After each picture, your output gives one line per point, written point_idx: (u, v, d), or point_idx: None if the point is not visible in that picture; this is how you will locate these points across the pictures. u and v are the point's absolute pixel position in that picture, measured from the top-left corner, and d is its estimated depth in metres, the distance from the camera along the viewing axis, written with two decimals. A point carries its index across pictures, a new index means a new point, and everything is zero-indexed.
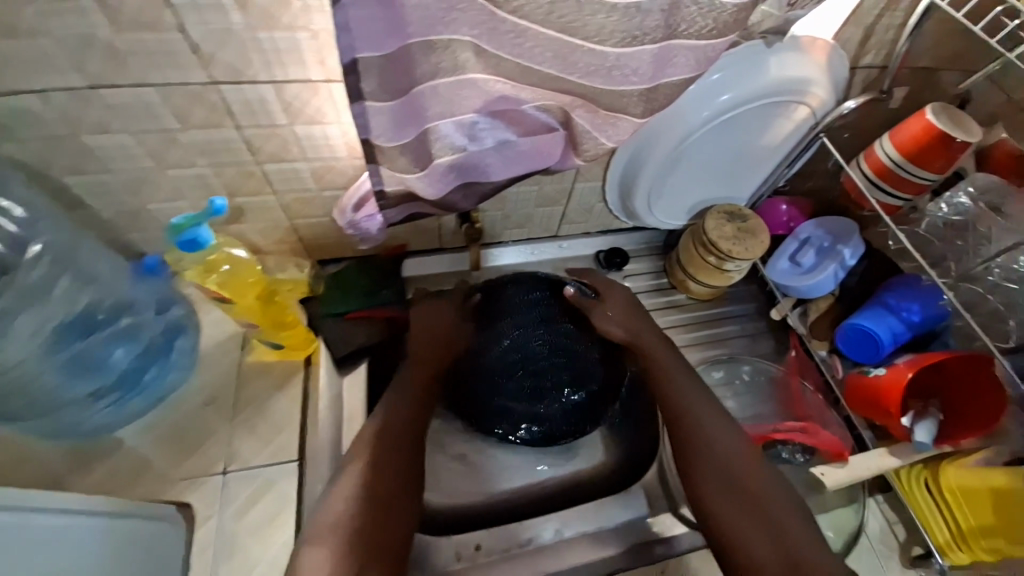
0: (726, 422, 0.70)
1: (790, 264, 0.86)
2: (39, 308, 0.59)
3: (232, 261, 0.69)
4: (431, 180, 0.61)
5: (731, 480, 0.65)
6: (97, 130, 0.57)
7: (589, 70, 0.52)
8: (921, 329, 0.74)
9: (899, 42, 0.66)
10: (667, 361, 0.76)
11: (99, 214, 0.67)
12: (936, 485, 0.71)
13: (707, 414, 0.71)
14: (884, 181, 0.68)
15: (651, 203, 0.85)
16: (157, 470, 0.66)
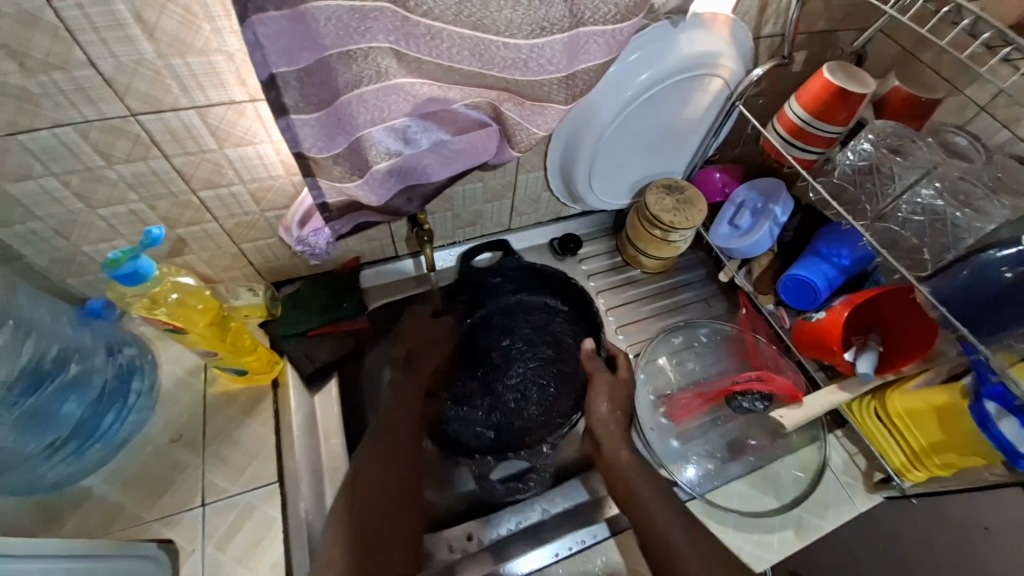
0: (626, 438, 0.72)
1: (729, 228, 0.90)
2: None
3: (180, 287, 0.64)
4: (371, 187, 0.62)
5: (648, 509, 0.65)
6: (17, 176, 0.55)
7: (506, 64, 0.54)
8: (852, 272, 0.79)
9: (792, 9, 0.71)
10: (604, 411, 0.74)
11: (32, 262, 0.65)
12: (884, 412, 0.76)
13: (648, 495, 0.66)
14: (798, 139, 0.73)
15: (593, 185, 0.89)
16: (129, 515, 0.65)
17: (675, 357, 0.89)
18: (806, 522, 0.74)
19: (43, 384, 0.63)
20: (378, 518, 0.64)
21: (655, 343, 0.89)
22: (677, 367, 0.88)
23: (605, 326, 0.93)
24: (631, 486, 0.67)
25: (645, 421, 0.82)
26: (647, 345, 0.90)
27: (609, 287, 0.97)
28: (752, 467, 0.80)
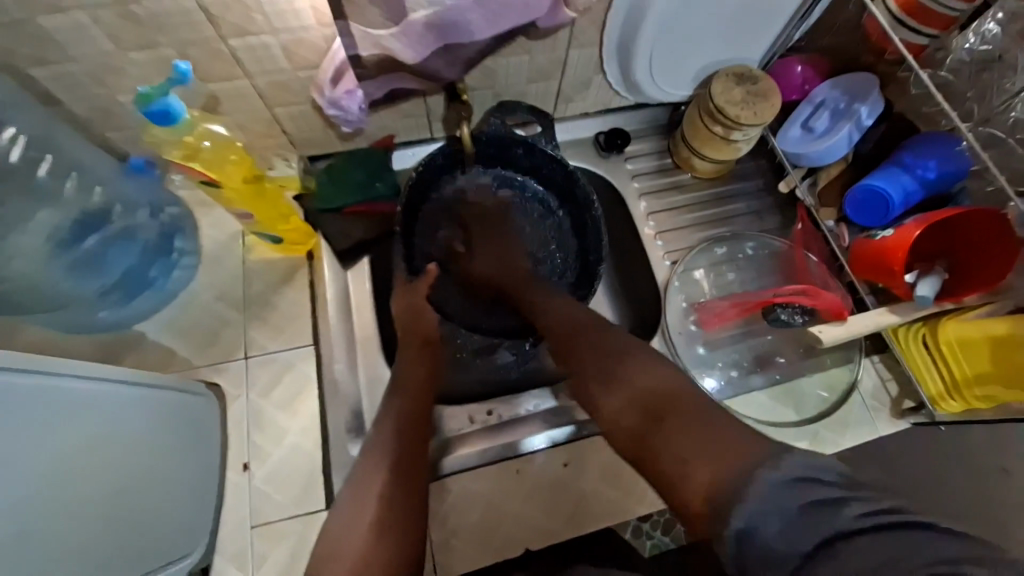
0: (580, 307, 0.66)
1: (801, 131, 0.81)
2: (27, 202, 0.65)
3: (212, 137, 0.66)
4: (407, 41, 0.56)
5: (612, 374, 0.55)
6: (44, 6, 0.52)
7: None
8: (934, 188, 0.70)
9: None
10: (558, 305, 0.67)
11: (72, 110, 0.64)
12: (933, 340, 0.71)
13: (619, 377, 0.54)
14: (911, 17, 0.61)
15: (653, 69, 0.79)
16: (183, 359, 0.71)
17: (715, 268, 0.85)
18: (822, 436, 0.74)
19: (89, 232, 0.69)
20: (420, 413, 0.61)
21: (695, 252, 0.84)
22: (714, 279, 0.85)
23: (644, 230, 0.88)
24: (586, 368, 0.57)
25: (673, 325, 0.81)
26: (687, 254, 0.85)
27: (653, 190, 0.91)
28: (775, 381, 0.79)
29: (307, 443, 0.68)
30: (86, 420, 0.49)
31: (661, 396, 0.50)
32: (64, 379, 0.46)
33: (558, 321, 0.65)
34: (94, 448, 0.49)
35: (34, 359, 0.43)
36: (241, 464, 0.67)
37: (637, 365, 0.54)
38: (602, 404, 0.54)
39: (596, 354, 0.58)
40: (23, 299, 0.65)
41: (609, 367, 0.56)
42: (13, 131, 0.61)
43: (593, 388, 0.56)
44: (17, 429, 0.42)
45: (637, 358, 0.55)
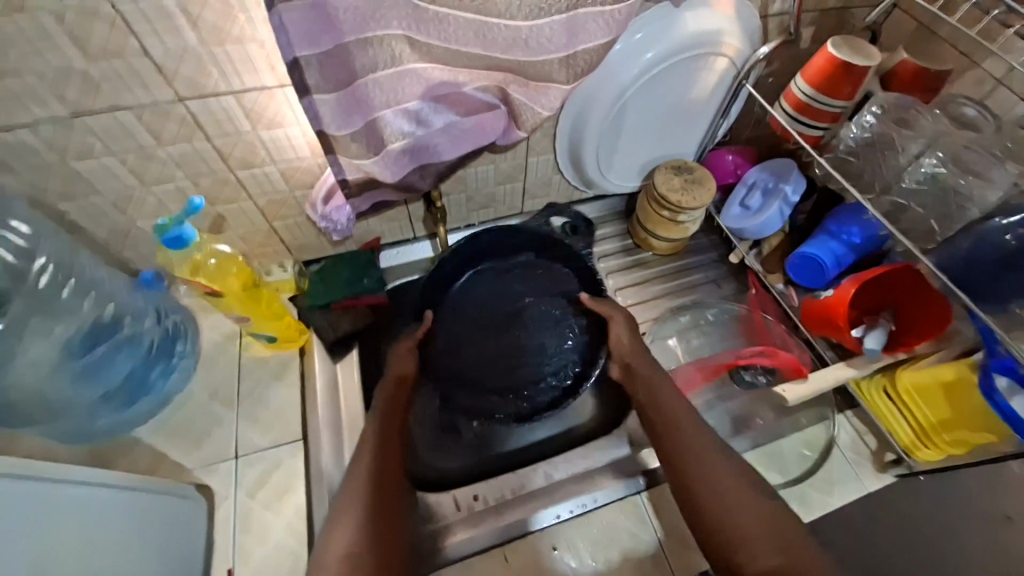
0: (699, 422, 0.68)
1: (740, 209, 0.91)
2: (49, 318, 0.69)
3: (218, 254, 0.76)
4: (385, 163, 0.67)
5: (722, 504, 0.60)
6: (84, 156, 0.63)
7: (508, 44, 0.59)
8: (863, 250, 0.78)
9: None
10: (669, 399, 0.69)
11: (95, 234, 0.73)
12: (893, 389, 0.76)
13: (736, 498, 0.60)
14: (803, 115, 0.73)
15: (602, 167, 0.91)
16: (173, 461, 0.72)
17: (682, 336, 0.91)
18: (811, 497, 0.75)
19: (100, 340, 0.73)
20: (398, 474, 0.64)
21: (661, 322, 0.91)
22: (683, 346, 0.90)
23: None
24: (716, 497, 0.61)
25: None
26: (653, 324, 0.92)
27: (619, 267, 0.99)
28: (755, 444, 0.81)
29: (291, 540, 0.67)
30: (75, 520, 0.51)
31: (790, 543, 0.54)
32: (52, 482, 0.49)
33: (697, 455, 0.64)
34: (80, 548, 0.50)
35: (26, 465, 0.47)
36: (224, 568, 0.66)
37: (741, 489, 0.60)
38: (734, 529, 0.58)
39: (706, 481, 0.62)
40: (28, 408, 0.68)
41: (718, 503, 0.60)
42: (42, 259, 0.68)
43: (717, 514, 0.60)
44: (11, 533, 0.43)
45: (731, 483, 0.61)
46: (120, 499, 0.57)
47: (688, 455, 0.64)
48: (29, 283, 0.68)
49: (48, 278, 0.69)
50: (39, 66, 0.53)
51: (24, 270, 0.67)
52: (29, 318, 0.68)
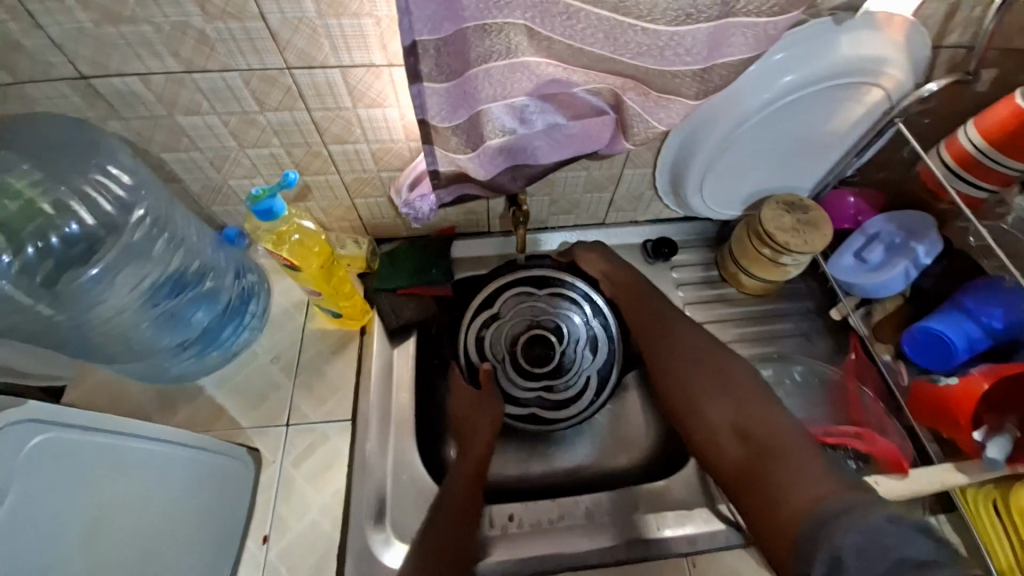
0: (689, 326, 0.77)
1: (853, 260, 0.80)
2: (137, 267, 0.69)
3: (302, 230, 0.72)
4: (480, 162, 0.64)
5: (695, 398, 0.68)
6: (190, 111, 0.63)
7: (640, 50, 0.52)
8: (1004, 338, 0.66)
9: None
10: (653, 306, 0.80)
11: (188, 187, 0.74)
12: (1006, 507, 0.65)
13: (714, 395, 0.67)
14: (967, 171, 0.62)
15: (703, 192, 0.83)
16: (229, 418, 0.74)
17: None
18: None
19: (184, 290, 0.74)
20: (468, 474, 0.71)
21: None
22: None
23: None
24: (690, 396, 0.69)
25: None
26: None
27: (698, 300, 0.91)
28: None
29: (326, 521, 0.68)
30: (128, 478, 0.50)
31: (760, 425, 0.62)
32: (119, 437, 0.49)
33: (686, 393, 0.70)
34: (128, 504, 0.50)
35: (92, 417, 0.46)
36: (261, 535, 0.66)
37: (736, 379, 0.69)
38: (703, 423, 0.66)
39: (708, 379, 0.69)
40: (110, 347, 0.71)
41: (693, 404, 0.68)
42: (140, 212, 0.68)
43: (705, 403, 0.67)
44: (61, 481, 0.43)
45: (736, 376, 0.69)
46: (170, 455, 0.55)
47: (672, 374, 0.72)
48: (124, 234, 0.68)
49: (144, 232, 0.69)
50: (156, 18, 0.52)
51: (120, 221, 0.68)
52: (123, 265, 0.68)
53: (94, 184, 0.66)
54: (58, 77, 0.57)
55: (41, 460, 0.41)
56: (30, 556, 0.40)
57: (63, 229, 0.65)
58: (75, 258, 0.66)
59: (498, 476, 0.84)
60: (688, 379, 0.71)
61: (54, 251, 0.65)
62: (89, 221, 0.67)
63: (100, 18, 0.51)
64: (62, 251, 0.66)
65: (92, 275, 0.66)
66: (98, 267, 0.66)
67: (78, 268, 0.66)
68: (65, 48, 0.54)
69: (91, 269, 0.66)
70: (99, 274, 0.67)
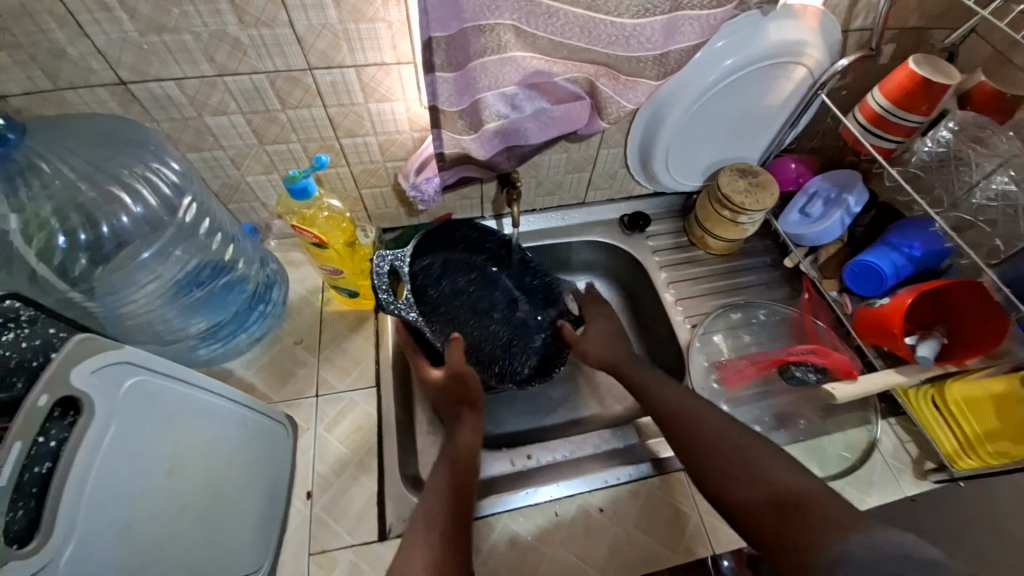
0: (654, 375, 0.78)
1: (800, 216, 0.94)
2: (187, 245, 0.79)
3: (331, 208, 0.81)
4: (481, 141, 0.74)
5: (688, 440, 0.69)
6: (217, 112, 0.70)
7: (609, 40, 0.64)
8: (923, 263, 0.80)
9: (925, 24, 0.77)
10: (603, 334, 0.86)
11: (210, 185, 0.81)
12: (942, 400, 0.78)
13: (698, 433, 0.69)
14: (876, 127, 0.77)
15: (668, 166, 0.95)
16: (261, 393, 0.80)
17: (731, 332, 0.95)
18: (848, 493, 0.77)
19: (221, 274, 0.83)
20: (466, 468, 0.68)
21: (713, 316, 0.95)
22: (732, 341, 0.94)
23: (666, 298, 0.99)
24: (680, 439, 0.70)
25: (698, 382, 0.88)
26: (705, 319, 0.95)
27: (672, 263, 1.03)
28: (797, 438, 0.84)
29: (363, 475, 0.74)
30: (197, 423, 0.57)
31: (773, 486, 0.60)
32: (187, 388, 0.56)
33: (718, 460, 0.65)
34: (199, 447, 0.57)
35: (171, 365, 0.53)
36: (304, 492, 0.72)
37: (708, 419, 0.70)
38: (712, 477, 0.65)
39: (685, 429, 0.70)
40: (142, 331, 0.77)
41: (687, 439, 0.69)
42: (188, 199, 0.77)
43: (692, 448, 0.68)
44: (146, 422, 0.50)
45: (705, 420, 0.70)
46: (228, 408, 0.62)
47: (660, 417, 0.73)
48: (178, 217, 0.77)
49: (191, 216, 0.78)
50: (196, 27, 0.60)
51: (176, 205, 0.76)
52: (175, 245, 0.78)
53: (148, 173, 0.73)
54: (98, 84, 0.64)
55: (132, 399, 0.48)
56: (123, 483, 0.46)
57: (130, 209, 0.74)
58: (137, 236, 0.75)
59: (510, 431, 0.92)
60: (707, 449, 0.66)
61: (108, 237, 0.73)
62: (151, 202, 0.75)
63: (145, 27, 0.59)
64: (130, 229, 0.74)
65: (145, 258, 0.75)
66: (151, 251, 0.76)
67: (133, 251, 0.75)
68: (109, 55, 0.61)
69: (144, 253, 0.76)
70: (151, 256, 0.76)
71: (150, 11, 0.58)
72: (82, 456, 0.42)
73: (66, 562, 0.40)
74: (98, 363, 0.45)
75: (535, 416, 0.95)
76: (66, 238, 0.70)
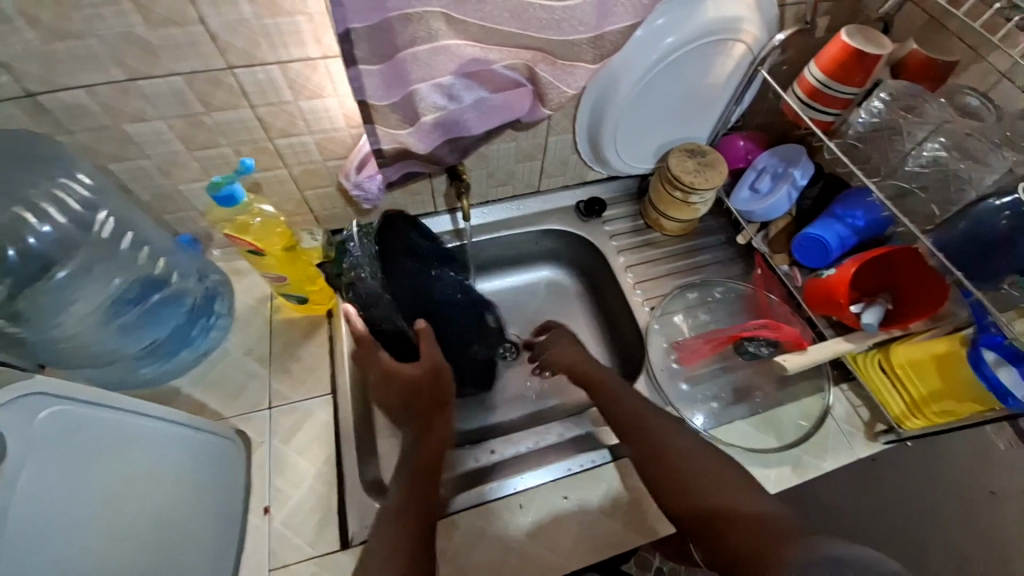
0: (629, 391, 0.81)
1: (749, 193, 0.95)
2: (106, 263, 0.76)
3: (263, 214, 0.78)
4: (419, 136, 0.72)
5: (655, 455, 0.70)
6: (135, 118, 0.66)
7: (542, 24, 0.62)
8: (866, 232, 0.82)
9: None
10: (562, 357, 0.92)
11: (139, 197, 0.76)
12: (888, 363, 0.80)
13: (666, 449, 0.70)
14: (815, 101, 0.78)
15: (619, 148, 0.95)
16: (211, 410, 0.77)
17: (689, 311, 0.95)
18: (805, 461, 0.79)
19: (151, 290, 0.79)
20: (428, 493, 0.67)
21: (671, 297, 0.95)
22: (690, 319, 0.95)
23: (624, 281, 0.99)
24: (651, 449, 0.71)
25: (657, 363, 0.90)
26: (663, 300, 0.96)
27: (630, 246, 1.03)
28: (755, 411, 0.85)
29: (323, 484, 0.72)
30: (131, 450, 0.54)
31: (746, 513, 0.60)
32: (118, 414, 0.53)
33: (693, 479, 0.66)
34: (136, 475, 0.54)
35: (95, 391, 0.50)
36: (261, 508, 0.70)
37: (678, 441, 0.71)
38: (680, 499, 0.65)
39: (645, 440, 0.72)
40: (76, 356, 0.73)
41: (654, 457, 0.70)
42: (104, 212, 0.74)
43: (659, 468, 0.69)
44: (69, 456, 0.47)
45: (673, 442, 0.71)
46: (167, 432, 0.60)
47: (630, 421, 0.75)
48: (93, 233, 0.75)
49: (108, 231, 0.75)
50: (100, 30, 0.56)
51: (89, 220, 0.74)
52: (94, 262, 0.75)
53: (52, 197, 0.71)
54: (0, 97, 0.59)
55: (51, 432, 0.45)
56: (49, 520, 0.44)
57: (37, 230, 0.71)
58: (54, 256, 0.73)
59: (477, 426, 0.92)
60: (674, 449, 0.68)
61: (18, 261, 0.70)
62: (60, 221, 0.72)
63: (47, 35, 0.55)
64: (43, 249, 0.72)
65: (60, 277, 0.73)
66: (66, 270, 0.73)
67: (48, 272, 0.72)
68: (11, 67, 0.56)
69: (59, 271, 0.73)
70: (67, 277, 0.73)
71: (50, 18, 0.53)
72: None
73: None
74: (8, 396, 0.42)
75: (500, 410, 0.94)
76: None
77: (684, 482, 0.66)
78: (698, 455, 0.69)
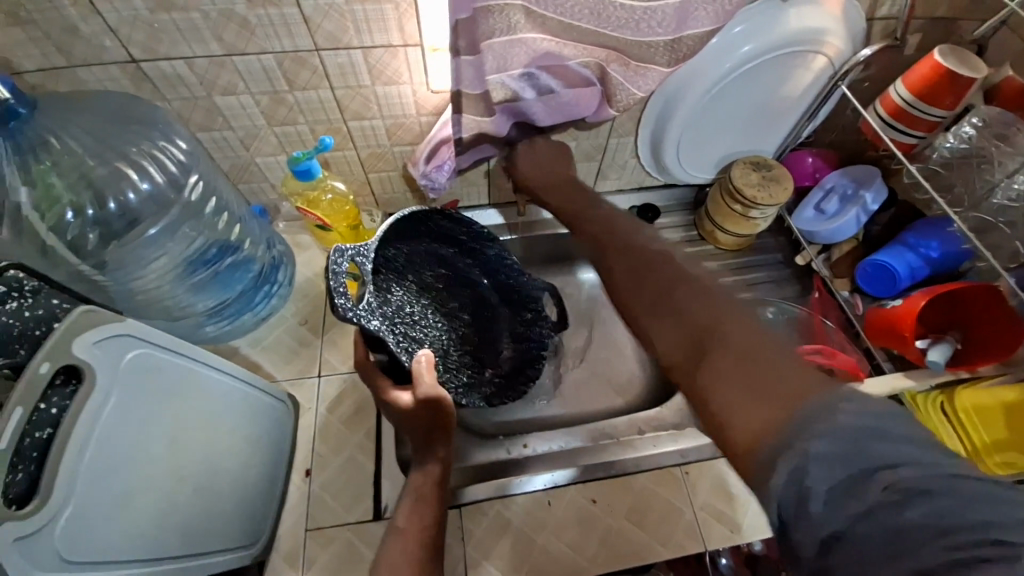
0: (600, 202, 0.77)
1: (814, 212, 0.91)
2: (191, 225, 0.80)
3: (334, 191, 0.85)
4: (497, 120, 0.73)
5: (630, 291, 0.57)
6: (226, 92, 0.71)
7: (620, 24, 0.62)
8: (940, 264, 0.78)
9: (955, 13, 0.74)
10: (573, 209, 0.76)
11: (220, 165, 0.82)
12: (951, 407, 0.74)
13: (634, 248, 0.63)
14: (898, 121, 0.74)
15: (680, 156, 0.93)
16: (266, 371, 0.82)
17: None
18: None
19: (225, 253, 0.84)
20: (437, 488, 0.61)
21: None
22: None
23: None
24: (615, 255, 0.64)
25: None
26: None
27: None
28: None
29: (361, 455, 0.75)
30: (199, 398, 0.58)
31: (714, 326, 0.46)
32: (190, 362, 0.57)
33: (658, 284, 0.55)
34: (201, 420, 0.58)
35: (173, 339, 0.54)
36: (303, 469, 0.74)
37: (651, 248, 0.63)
38: (626, 290, 0.58)
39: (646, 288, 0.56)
40: (151, 305, 0.80)
41: (614, 250, 0.64)
42: (194, 177, 0.78)
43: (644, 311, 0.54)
44: (146, 396, 0.51)
45: (659, 262, 0.59)
46: (229, 385, 0.64)
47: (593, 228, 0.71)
48: (183, 195, 0.78)
49: (196, 195, 0.79)
50: (205, 6, 0.60)
51: (181, 183, 0.77)
52: (182, 222, 0.79)
53: (150, 155, 0.74)
54: (110, 61, 0.65)
55: (133, 372, 0.50)
56: (123, 453, 0.48)
57: (136, 186, 0.74)
58: (145, 213, 0.76)
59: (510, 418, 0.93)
60: (631, 263, 0.60)
61: (110, 215, 0.74)
62: (158, 179, 0.76)
63: (155, 6, 0.59)
64: (138, 206, 0.75)
65: (151, 234, 0.77)
66: (156, 228, 0.77)
67: (138, 228, 0.76)
68: (119, 33, 0.62)
69: (150, 229, 0.77)
70: (156, 235, 0.77)
71: None
72: (81, 424, 0.43)
73: (63, 524, 0.42)
74: (101, 334, 0.46)
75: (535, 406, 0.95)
76: (74, 214, 0.71)
77: (647, 289, 0.56)
78: (703, 306, 0.50)
